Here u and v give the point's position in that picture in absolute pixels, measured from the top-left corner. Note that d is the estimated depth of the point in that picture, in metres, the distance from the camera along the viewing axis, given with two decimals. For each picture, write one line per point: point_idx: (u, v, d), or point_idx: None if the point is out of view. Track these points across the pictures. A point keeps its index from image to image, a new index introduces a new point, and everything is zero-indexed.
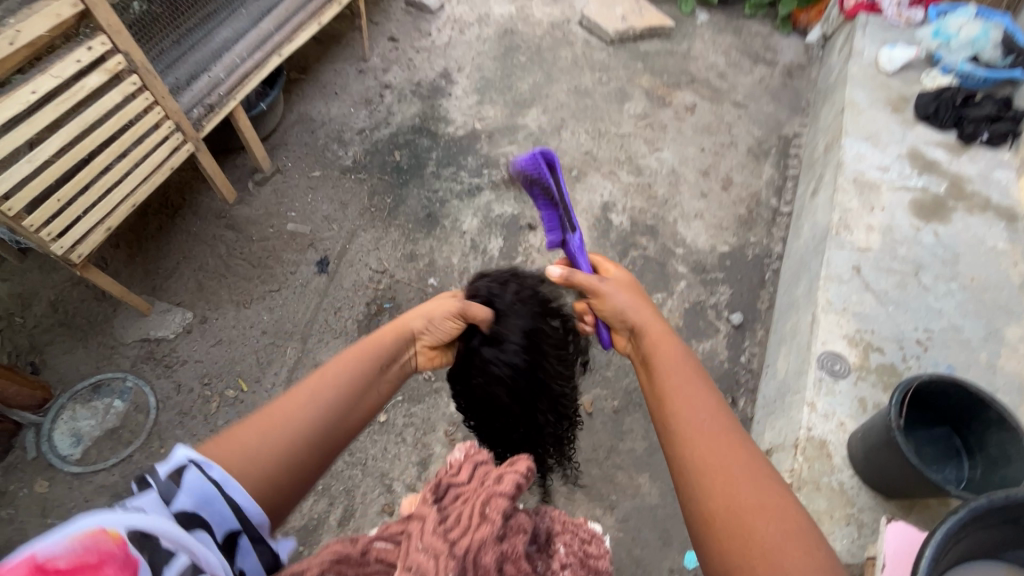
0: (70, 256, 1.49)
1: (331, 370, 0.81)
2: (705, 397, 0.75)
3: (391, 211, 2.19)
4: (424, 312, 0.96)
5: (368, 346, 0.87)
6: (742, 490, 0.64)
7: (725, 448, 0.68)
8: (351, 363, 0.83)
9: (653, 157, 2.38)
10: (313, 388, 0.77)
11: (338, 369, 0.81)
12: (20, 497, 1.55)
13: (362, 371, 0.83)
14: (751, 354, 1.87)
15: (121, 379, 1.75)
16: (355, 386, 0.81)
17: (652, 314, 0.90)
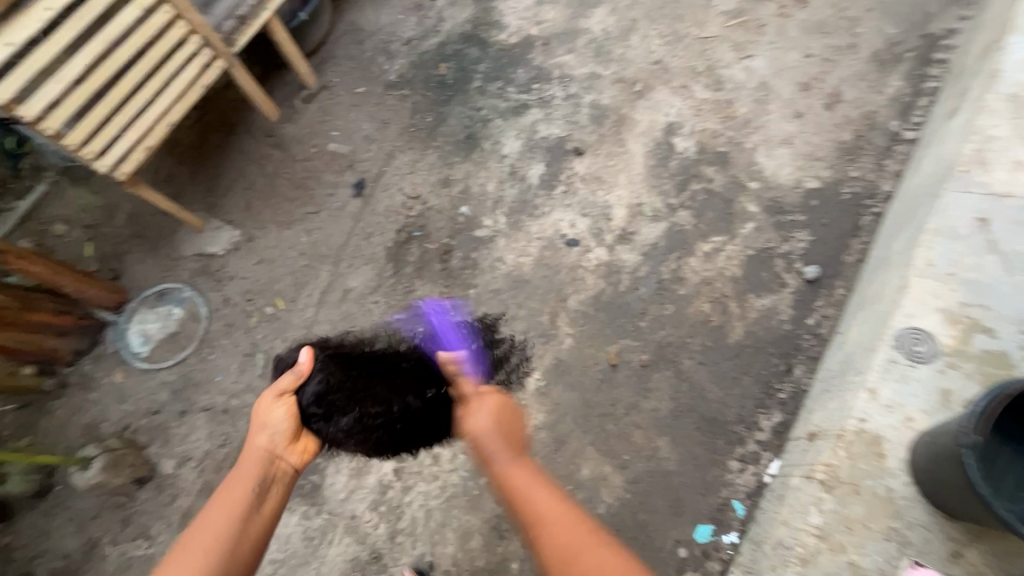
0: (116, 173, 1.58)
1: (213, 511, 0.95)
2: (534, 488, 1.00)
3: (431, 132, 2.06)
4: (263, 435, 1.09)
5: (244, 476, 1.02)
6: (557, 525, 0.93)
7: (553, 514, 0.94)
8: (232, 494, 0.98)
9: (740, 67, 1.95)
10: (196, 550, 0.89)
11: (220, 505, 0.96)
12: (103, 384, 1.81)
13: (240, 496, 0.98)
14: (823, 316, 1.56)
15: (180, 290, 1.92)
16: (239, 517, 0.95)
17: (491, 434, 1.11)
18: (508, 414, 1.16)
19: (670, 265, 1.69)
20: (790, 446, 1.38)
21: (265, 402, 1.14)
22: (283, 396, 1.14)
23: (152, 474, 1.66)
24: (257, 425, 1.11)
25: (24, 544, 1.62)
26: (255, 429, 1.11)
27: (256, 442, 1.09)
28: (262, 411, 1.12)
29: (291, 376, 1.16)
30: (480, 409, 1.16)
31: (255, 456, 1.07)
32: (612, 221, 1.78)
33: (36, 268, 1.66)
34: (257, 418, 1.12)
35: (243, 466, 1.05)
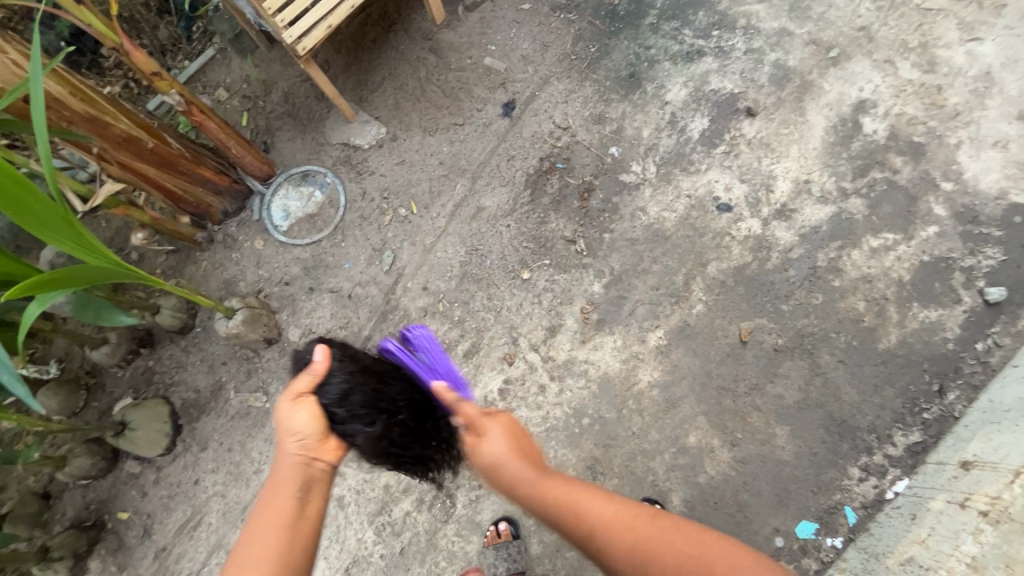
0: (297, 47, 1.63)
1: (260, 525, 0.95)
2: (584, 493, 1.02)
3: (593, 63, 1.94)
4: (285, 447, 1.02)
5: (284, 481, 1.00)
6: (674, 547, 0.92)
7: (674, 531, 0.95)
8: (277, 498, 0.98)
9: (962, 50, 1.70)
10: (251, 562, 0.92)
11: (267, 518, 0.96)
12: (244, 248, 1.94)
13: (282, 512, 0.96)
14: (995, 344, 1.42)
15: (323, 175, 1.99)
16: (289, 523, 0.96)
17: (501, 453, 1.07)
18: (518, 434, 1.11)
19: (828, 254, 1.56)
20: (927, 468, 1.30)
21: (285, 407, 1.03)
22: (306, 399, 1.04)
23: (279, 338, 1.79)
24: (283, 430, 1.02)
25: (163, 371, 1.81)
26: (282, 434, 1.03)
27: (287, 450, 1.01)
28: (286, 416, 1.02)
29: (309, 378, 1.05)
30: (494, 435, 1.08)
31: (289, 462, 1.01)
32: (773, 194, 1.65)
33: (210, 124, 1.72)
34: (281, 421, 1.02)
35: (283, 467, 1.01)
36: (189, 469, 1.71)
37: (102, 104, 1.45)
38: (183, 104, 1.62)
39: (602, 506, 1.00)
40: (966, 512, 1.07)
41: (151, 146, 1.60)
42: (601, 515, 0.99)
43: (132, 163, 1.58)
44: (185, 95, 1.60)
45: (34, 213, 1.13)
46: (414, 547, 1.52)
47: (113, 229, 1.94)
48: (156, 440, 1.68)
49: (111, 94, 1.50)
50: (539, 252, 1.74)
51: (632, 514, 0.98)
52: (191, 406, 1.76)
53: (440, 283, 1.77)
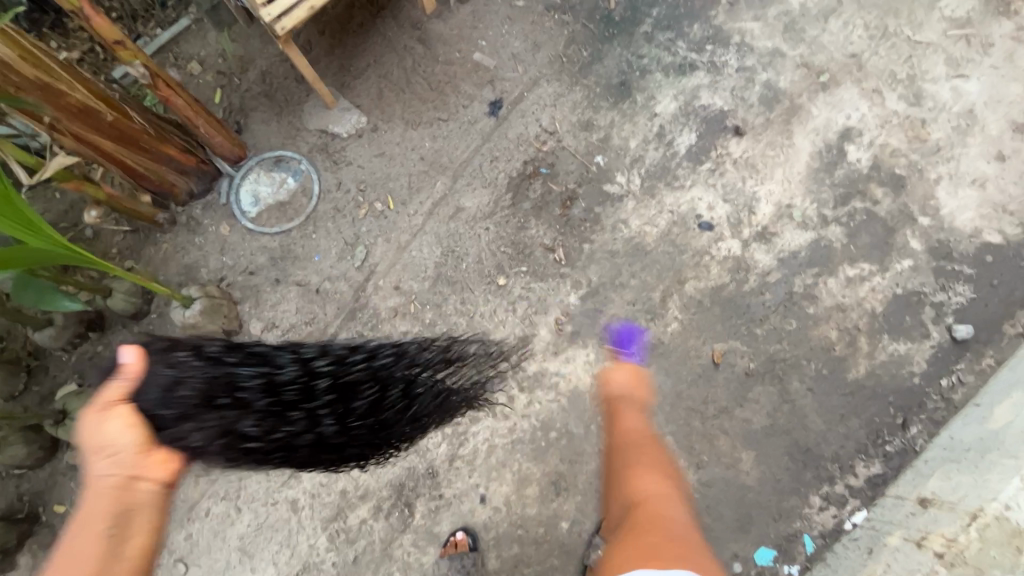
0: (275, 27, 1.55)
1: (64, 563, 0.90)
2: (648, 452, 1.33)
3: (584, 67, 1.90)
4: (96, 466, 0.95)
5: (95, 508, 0.93)
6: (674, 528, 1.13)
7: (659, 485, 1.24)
8: (87, 525, 0.92)
9: (948, 86, 1.71)
10: None
11: (70, 556, 0.90)
12: (208, 232, 1.84)
13: (91, 548, 0.90)
14: (959, 380, 1.44)
15: (297, 161, 1.90)
16: (99, 558, 0.90)
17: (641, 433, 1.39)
18: (640, 381, 1.46)
19: (804, 280, 1.56)
20: (886, 502, 1.31)
21: (93, 422, 0.95)
22: (116, 412, 0.95)
23: (240, 330, 1.71)
24: (95, 447, 0.95)
25: (112, 357, 1.71)
26: (91, 453, 0.95)
27: (98, 470, 0.94)
28: (93, 430, 0.94)
29: (115, 386, 0.97)
30: (623, 377, 1.45)
31: (98, 487, 0.94)
32: (755, 216, 1.64)
33: (177, 100, 1.62)
34: (92, 437, 0.95)
35: (94, 491, 0.94)
36: None
37: (55, 70, 1.34)
38: (148, 78, 1.52)
39: (648, 468, 1.28)
40: (920, 551, 1.07)
41: (109, 120, 1.50)
42: (658, 502, 1.19)
43: (88, 135, 1.47)
44: (150, 67, 1.49)
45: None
46: (367, 556, 1.47)
47: (67, 203, 1.83)
48: None
49: (66, 60, 1.39)
50: (517, 258, 1.70)
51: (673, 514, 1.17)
52: None
53: (412, 284, 1.71)
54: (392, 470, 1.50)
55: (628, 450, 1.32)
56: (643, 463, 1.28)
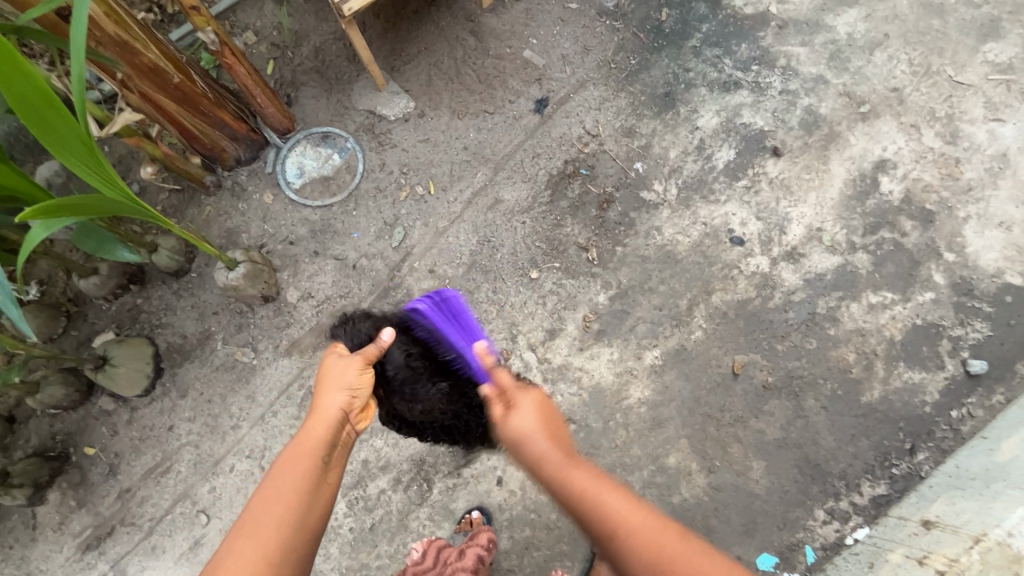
0: (342, 8, 1.63)
1: (282, 482, 0.95)
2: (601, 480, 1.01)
3: (631, 75, 1.95)
4: (326, 399, 1.04)
5: (314, 436, 1.02)
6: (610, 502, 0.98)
7: (646, 518, 0.96)
8: (305, 450, 1.00)
9: (984, 128, 1.76)
10: (276, 511, 0.92)
11: (289, 475, 0.96)
12: (252, 199, 1.89)
13: (309, 470, 0.98)
14: (969, 413, 1.49)
15: (344, 139, 1.95)
16: (309, 485, 0.97)
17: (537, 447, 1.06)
18: (549, 415, 1.10)
19: (828, 302, 1.61)
20: (888, 521, 1.36)
21: (342, 362, 1.08)
22: (370, 364, 1.07)
23: (276, 296, 1.76)
24: (330, 385, 1.05)
25: (150, 310, 1.76)
26: (326, 388, 1.06)
27: (329, 403, 1.04)
28: (339, 371, 1.07)
29: (377, 350, 1.07)
30: (526, 409, 1.08)
31: (325, 419, 1.04)
32: (786, 236, 1.69)
33: (239, 68, 1.67)
34: (332, 376, 1.07)
35: (316, 423, 1.04)
36: (164, 415, 1.67)
37: (134, 29, 1.39)
38: (216, 44, 1.57)
39: (609, 498, 0.99)
40: (922, 568, 1.13)
41: (177, 81, 1.55)
42: (636, 520, 0.95)
43: (154, 95, 1.52)
44: (219, 35, 1.54)
45: (52, 130, 1.08)
46: (384, 525, 1.53)
47: (117, 157, 1.88)
48: (136, 380, 1.64)
49: (143, 20, 1.43)
50: (550, 254, 1.75)
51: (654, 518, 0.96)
52: (175, 351, 1.72)
53: (447, 269, 1.77)
54: (415, 445, 1.56)
55: (578, 486, 1.01)
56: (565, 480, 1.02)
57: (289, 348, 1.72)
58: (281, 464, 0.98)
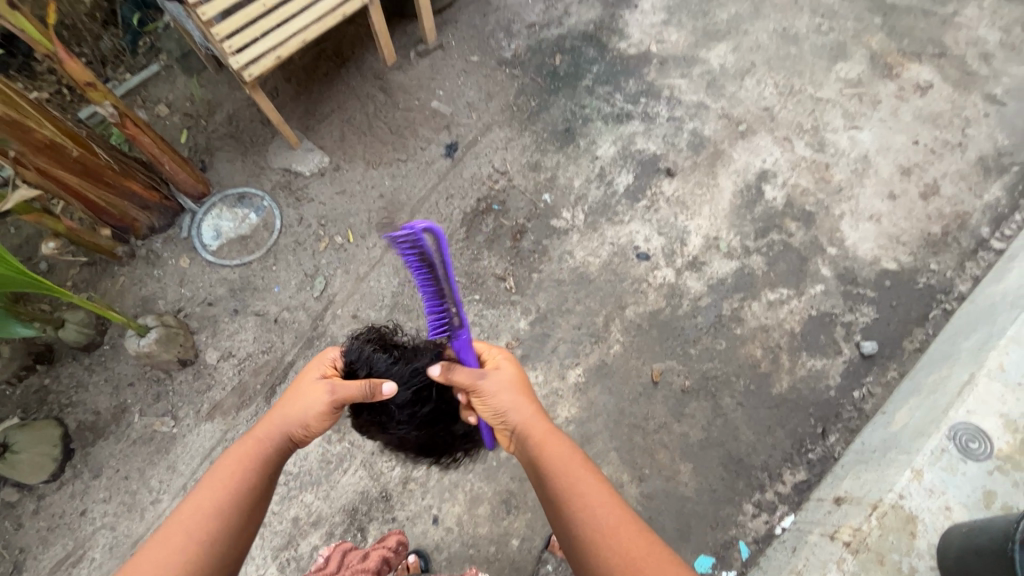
0: (243, 74, 1.65)
1: (214, 486, 0.90)
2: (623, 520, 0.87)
3: (532, 115, 2.09)
4: (284, 421, 0.98)
5: (242, 461, 0.94)
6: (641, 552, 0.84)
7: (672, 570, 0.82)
8: (234, 475, 0.92)
9: (846, 135, 1.96)
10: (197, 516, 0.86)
11: (219, 487, 0.90)
12: (168, 265, 1.88)
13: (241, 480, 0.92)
14: (869, 392, 1.59)
15: (260, 198, 1.98)
16: (238, 497, 0.90)
17: (515, 410, 0.99)
18: (521, 385, 1.03)
19: (732, 304, 1.72)
20: (809, 504, 1.41)
21: (311, 392, 0.98)
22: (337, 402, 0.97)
23: (195, 359, 1.72)
24: (291, 410, 0.98)
25: (59, 390, 1.69)
26: (286, 413, 0.98)
27: (280, 425, 0.98)
28: (309, 395, 0.98)
29: (361, 391, 0.96)
30: (495, 385, 0.99)
31: (273, 434, 0.98)
32: (686, 247, 1.81)
33: (143, 138, 1.69)
34: (301, 401, 0.98)
35: (254, 439, 0.97)
36: (76, 499, 1.57)
37: (25, 108, 1.40)
38: (116, 117, 1.59)
39: (569, 453, 0.97)
40: (833, 542, 1.15)
41: (75, 154, 1.56)
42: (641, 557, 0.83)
43: (52, 169, 1.53)
44: (119, 107, 1.57)
45: None
46: None
47: (22, 237, 1.85)
48: (42, 465, 1.55)
49: (36, 99, 1.45)
50: (470, 287, 1.80)
51: (628, 522, 0.88)
52: (87, 429, 1.65)
53: (370, 312, 1.79)
54: (346, 495, 1.53)
55: (556, 477, 0.93)
56: (551, 454, 0.96)
57: (210, 411, 1.68)
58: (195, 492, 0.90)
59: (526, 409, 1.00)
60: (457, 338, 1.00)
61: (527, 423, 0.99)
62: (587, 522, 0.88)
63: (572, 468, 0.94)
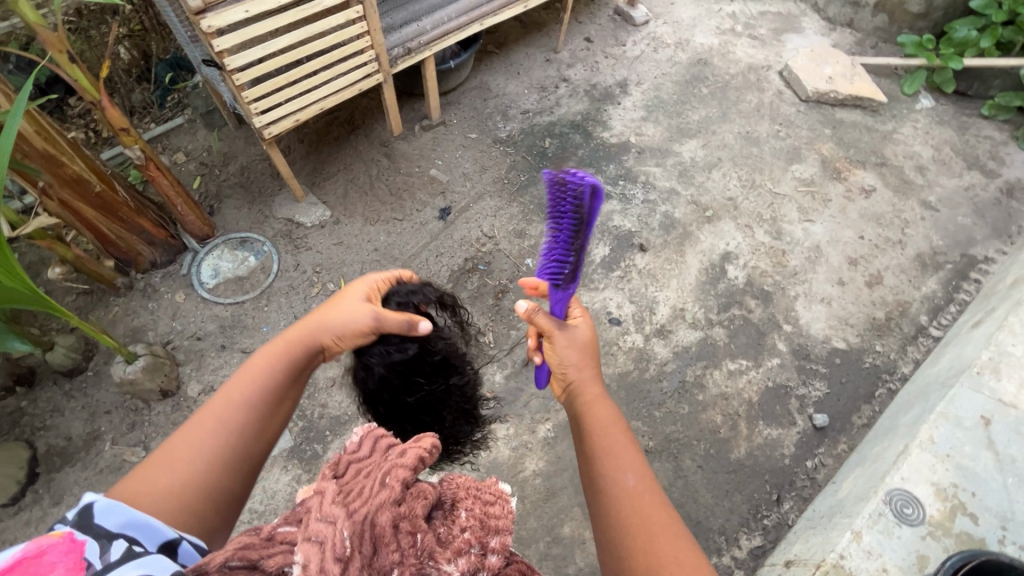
0: (263, 132, 1.84)
1: (247, 384, 0.87)
2: (655, 493, 0.80)
3: (521, 189, 2.30)
4: (319, 326, 0.95)
5: (275, 358, 0.91)
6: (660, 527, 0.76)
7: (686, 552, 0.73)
8: (265, 374, 0.88)
9: (800, 227, 2.19)
10: (231, 413, 0.83)
11: (251, 385, 0.87)
12: (163, 299, 1.97)
13: (274, 382, 0.89)
14: (821, 462, 1.67)
15: (261, 243, 2.11)
16: (270, 399, 0.87)
17: (575, 366, 0.97)
18: (589, 346, 1.00)
19: (695, 371, 1.83)
20: (764, 569, 1.44)
21: (350, 305, 0.97)
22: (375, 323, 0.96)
23: (176, 391, 1.76)
24: (329, 320, 0.96)
25: (35, 413, 1.71)
26: (323, 320, 0.96)
27: (314, 332, 0.95)
28: (351, 310, 0.96)
29: (401, 323, 0.97)
30: (565, 336, 0.99)
31: (308, 339, 0.94)
32: (655, 315, 1.95)
33: (162, 180, 1.85)
34: (342, 313, 0.96)
35: (288, 340, 0.93)
36: (30, 527, 1.54)
37: (62, 145, 1.55)
38: (142, 159, 1.75)
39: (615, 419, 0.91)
40: None
41: (97, 190, 1.69)
42: (656, 526, 0.76)
43: (73, 201, 1.65)
44: (146, 152, 1.73)
45: None
46: None
47: (26, 262, 1.94)
48: (4, 488, 1.54)
49: (73, 139, 1.61)
50: None
51: (658, 499, 0.79)
52: (56, 455, 1.65)
53: None
54: None
55: (596, 428, 0.89)
56: (596, 414, 0.92)
57: None
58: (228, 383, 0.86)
59: (584, 367, 0.97)
60: (556, 291, 1.00)
61: (585, 378, 0.97)
62: (609, 483, 0.81)
63: (618, 434, 0.88)
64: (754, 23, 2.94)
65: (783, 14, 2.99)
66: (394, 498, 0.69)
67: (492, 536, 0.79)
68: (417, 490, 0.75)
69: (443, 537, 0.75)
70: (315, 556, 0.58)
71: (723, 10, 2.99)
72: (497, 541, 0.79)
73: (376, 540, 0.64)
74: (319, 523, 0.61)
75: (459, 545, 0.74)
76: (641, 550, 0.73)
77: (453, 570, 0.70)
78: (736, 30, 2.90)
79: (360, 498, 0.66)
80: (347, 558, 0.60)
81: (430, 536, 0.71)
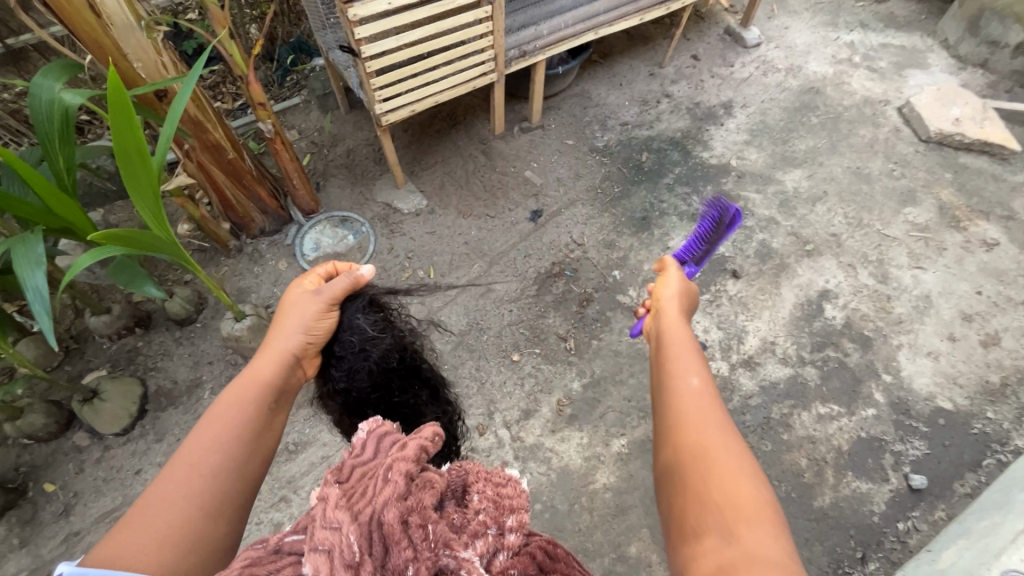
0: (381, 119, 1.91)
1: (217, 419, 0.78)
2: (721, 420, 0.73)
3: (614, 200, 2.28)
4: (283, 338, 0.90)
5: (248, 387, 0.83)
6: (713, 447, 0.68)
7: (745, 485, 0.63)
8: (238, 403, 0.80)
9: (909, 273, 2.06)
10: (206, 449, 0.74)
11: (223, 417, 0.78)
12: (267, 264, 2.09)
13: (251, 410, 0.80)
14: (914, 527, 1.57)
15: (360, 223, 2.20)
16: (248, 429, 0.78)
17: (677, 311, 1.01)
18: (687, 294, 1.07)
19: (781, 409, 1.76)
20: None
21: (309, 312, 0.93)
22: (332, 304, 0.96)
23: None
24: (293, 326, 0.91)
25: (147, 354, 1.85)
26: (287, 329, 0.91)
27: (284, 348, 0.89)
28: (305, 312, 0.93)
29: (348, 281, 0.98)
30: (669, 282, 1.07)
31: (280, 360, 0.88)
32: (743, 345, 1.89)
33: (284, 154, 1.96)
34: (299, 318, 0.92)
35: (256, 369, 0.85)
36: (135, 458, 1.68)
37: (209, 112, 1.68)
38: (271, 133, 1.87)
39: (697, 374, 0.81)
40: None
41: (229, 156, 1.82)
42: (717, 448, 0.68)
43: (208, 164, 1.78)
44: (276, 126, 1.85)
45: (140, 182, 1.27)
46: None
47: None
48: (118, 418, 1.68)
49: (217, 107, 1.73)
50: (532, 340, 1.92)
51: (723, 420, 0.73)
52: (162, 395, 1.78)
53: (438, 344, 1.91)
54: None
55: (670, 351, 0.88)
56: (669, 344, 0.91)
57: None
58: (198, 426, 0.77)
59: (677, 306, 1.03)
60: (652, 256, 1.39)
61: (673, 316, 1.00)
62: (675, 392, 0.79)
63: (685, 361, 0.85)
64: (875, 54, 2.80)
65: (907, 47, 2.82)
66: (398, 492, 0.61)
67: (509, 515, 0.67)
68: (424, 480, 0.66)
69: (457, 523, 0.63)
70: (325, 565, 0.52)
71: (841, 38, 2.86)
72: (515, 520, 0.66)
73: (386, 541, 0.56)
74: (325, 531, 0.55)
75: (475, 527, 0.63)
76: (693, 471, 0.66)
77: (471, 556, 0.58)
78: (854, 60, 2.77)
79: (364, 499, 0.60)
80: (357, 564, 0.52)
81: (445, 525, 0.60)
